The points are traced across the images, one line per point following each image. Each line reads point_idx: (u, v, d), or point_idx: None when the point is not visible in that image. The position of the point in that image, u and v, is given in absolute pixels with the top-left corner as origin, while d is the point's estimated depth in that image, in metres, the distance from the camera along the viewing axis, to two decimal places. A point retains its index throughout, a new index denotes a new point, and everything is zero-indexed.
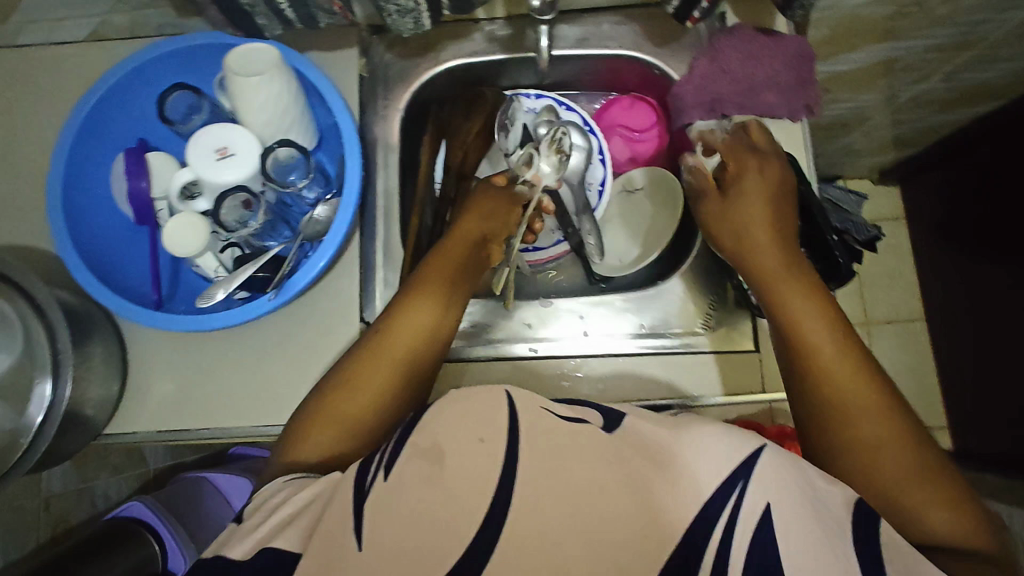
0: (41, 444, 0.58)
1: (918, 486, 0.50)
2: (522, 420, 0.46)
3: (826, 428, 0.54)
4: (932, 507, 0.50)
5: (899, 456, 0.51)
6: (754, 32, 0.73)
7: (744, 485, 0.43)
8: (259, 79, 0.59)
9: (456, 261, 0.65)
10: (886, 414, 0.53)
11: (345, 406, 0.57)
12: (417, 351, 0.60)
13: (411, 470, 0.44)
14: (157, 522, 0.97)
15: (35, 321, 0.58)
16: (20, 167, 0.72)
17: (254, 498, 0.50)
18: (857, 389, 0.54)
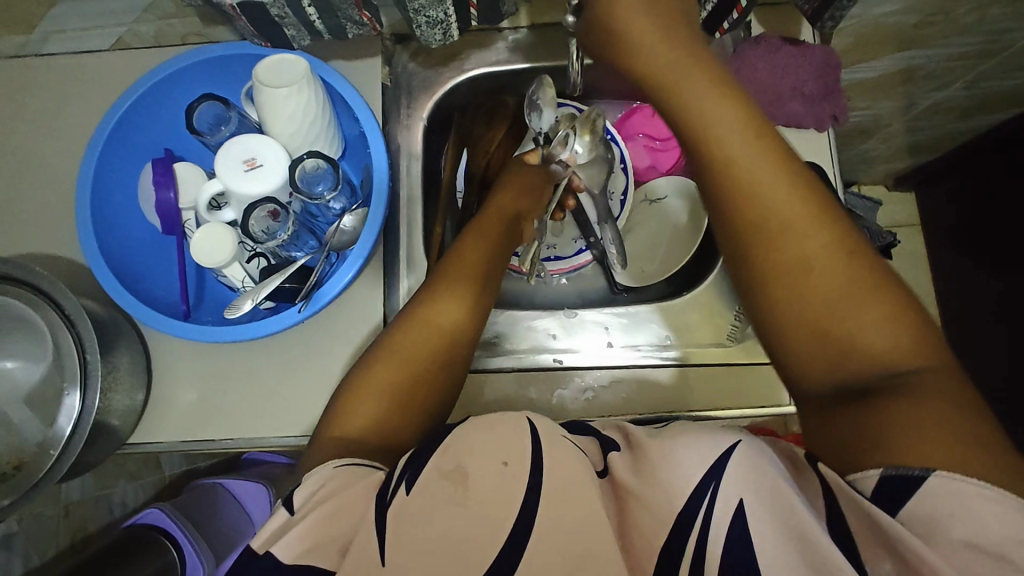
0: (69, 455, 0.57)
1: (855, 308, 0.45)
2: (546, 445, 0.45)
3: (747, 271, 0.49)
4: (866, 324, 0.45)
5: (829, 284, 0.46)
6: (780, 41, 0.72)
7: (715, 488, 0.42)
8: (289, 90, 0.59)
9: (497, 236, 0.65)
10: (812, 245, 0.46)
11: (400, 389, 0.54)
12: (462, 328, 0.58)
13: (435, 490, 0.44)
14: (175, 528, 0.97)
15: (65, 331, 0.58)
16: (48, 176, 0.73)
17: (305, 481, 0.47)
18: (781, 224, 0.47)
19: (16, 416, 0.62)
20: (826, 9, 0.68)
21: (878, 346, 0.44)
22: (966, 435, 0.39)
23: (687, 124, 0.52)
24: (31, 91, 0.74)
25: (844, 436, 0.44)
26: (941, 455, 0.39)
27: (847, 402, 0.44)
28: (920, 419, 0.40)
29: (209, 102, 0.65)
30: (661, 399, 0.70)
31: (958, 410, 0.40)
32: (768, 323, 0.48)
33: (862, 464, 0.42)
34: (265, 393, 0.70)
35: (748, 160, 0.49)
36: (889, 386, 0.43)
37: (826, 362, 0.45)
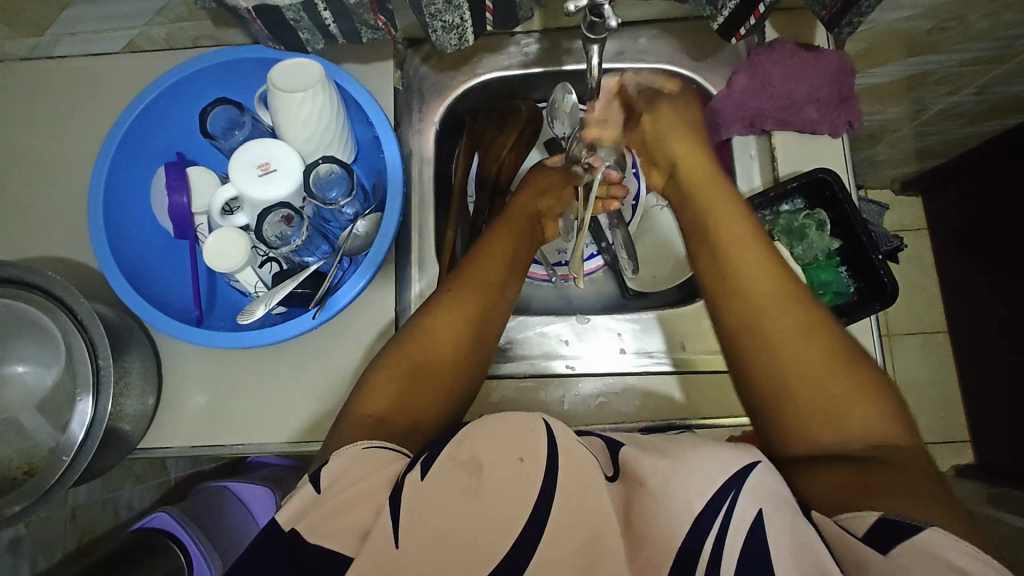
0: (82, 461, 0.57)
1: (833, 395, 0.48)
2: (561, 445, 0.45)
3: (745, 346, 0.52)
4: (846, 406, 0.48)
5: (819, 368, 0.49)
6: (794, 47, 0.72)
7: (735, 497, 0.43)
8: (304, 95, 0.59)
9: (520, 232, 0.67)
10: (806, 329, 0.51)
11: (426, 364, 0.56)
12: (489, 313, 0.60)
13: (448, 481, 0.44)
14: (182, 532, 0.96)
15: (77, 336, 0.58)
16: (59, 179, 0.73)
17: (333, 459, 0.47)
18: (779, 308, 0.52)
19: (26, 422, 0.62)
20: (845, 14, 0.64)
21: (861, 420, 0.48)
22: (939, 500, 0.43)
23: (706, 212, 0.58)
24: (43, 93, 0.74)
25: (826, 490, 0.45)
26: (920, 509, 0.42)
27: (832, 465, 0.47)
28: (900, 481, 0.44)
29: (223, 106, 0.65)
30: (670, 406, 0.69)
31: (929, 481, 0.44)
32: (760, 396, 0.51)
33: (847, 508, 0.44)
34: (275, 396, 0.69)
35: (750, 250, 0.55)
36: (870, 456, 0.46)
37: (813, 432, 0.48)
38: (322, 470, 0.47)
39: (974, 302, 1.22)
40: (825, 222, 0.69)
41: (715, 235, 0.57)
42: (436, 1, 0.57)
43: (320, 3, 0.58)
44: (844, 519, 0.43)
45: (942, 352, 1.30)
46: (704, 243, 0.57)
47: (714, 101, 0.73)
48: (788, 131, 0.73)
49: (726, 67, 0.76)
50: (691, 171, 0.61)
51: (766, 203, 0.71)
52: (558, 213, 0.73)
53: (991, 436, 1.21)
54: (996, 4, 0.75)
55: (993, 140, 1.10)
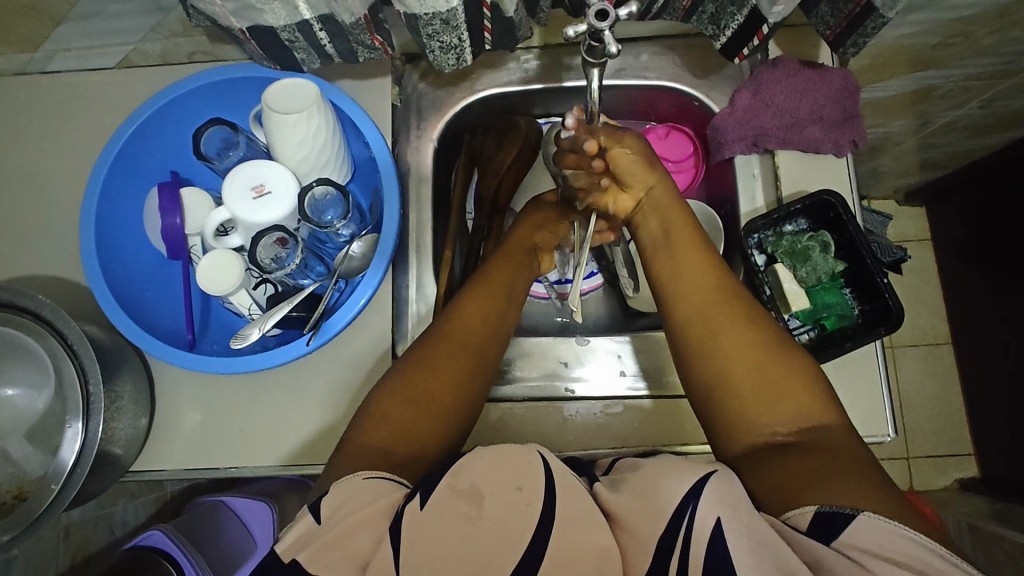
0: (70, 488, 0.56)
1: (772, 394, 0.49)
2: (558, 476, 0.45)
3: (690, 346, 0.54)
4: (784, 404, 0.49)
5: (758, 364, 0.50)
6: (798, 65, 0.70)
7: (693, 509, 0.42)
8: (299, 117, 0.58)
9: (521, 264, 0.66)
10: (744, 325, 0.53)
11: (423, 393, 0.55)
12: (483, 338, 0.59)
13: (450, 512, 0.43)
14: (180, 554, 0.93)
15: (67, 361, 0.57)
16: (52, 196, 0.72)
17: (333, 490, 0.46)
18: (720, 307, 0.54)
19: (13, 449, 0.61)
20: (850, 33, 0.63)
21: (798, 409, 0.49)
22: (870, 483, 0.43)
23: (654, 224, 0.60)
24: (36, 108, 0.73)
25: (769, 482, 0.46)
26: (854, 495, 0.42)
27: (772, 454, 0.47)
28: (834, 467, 0.45)
29: (217, 126, 0.64)
30: (671, 430, 0.67)
31: (863, 466, 0.45)
32: (705, 393, 0.52)
33: (790, 504, 0.44)
34: (269, 419, 0.68)
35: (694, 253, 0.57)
36: (802, 441, 0.47)
37: (753, 424, 0.49)
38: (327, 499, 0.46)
39: (978, 315, 1.21)
40: (829, 243, 0.68)
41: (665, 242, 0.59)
42: (432, 21, 0.56)
43: (315, 24, 0.57)
44: (789, 518, 0.43)
45: (945, 365, 1.29)
46: (659, 252, 0.59)
47: (716, 120, 0.73)
48: (792, 151, 0.71)
49: (727, 86, 0.75)
50: (661, 198, 0.61)
51: (769, 224, 0.70)
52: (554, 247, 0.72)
53: (994, 450, 1.19)
54: (1004, 21, 0.74)
55: (995, 152, 1.09)
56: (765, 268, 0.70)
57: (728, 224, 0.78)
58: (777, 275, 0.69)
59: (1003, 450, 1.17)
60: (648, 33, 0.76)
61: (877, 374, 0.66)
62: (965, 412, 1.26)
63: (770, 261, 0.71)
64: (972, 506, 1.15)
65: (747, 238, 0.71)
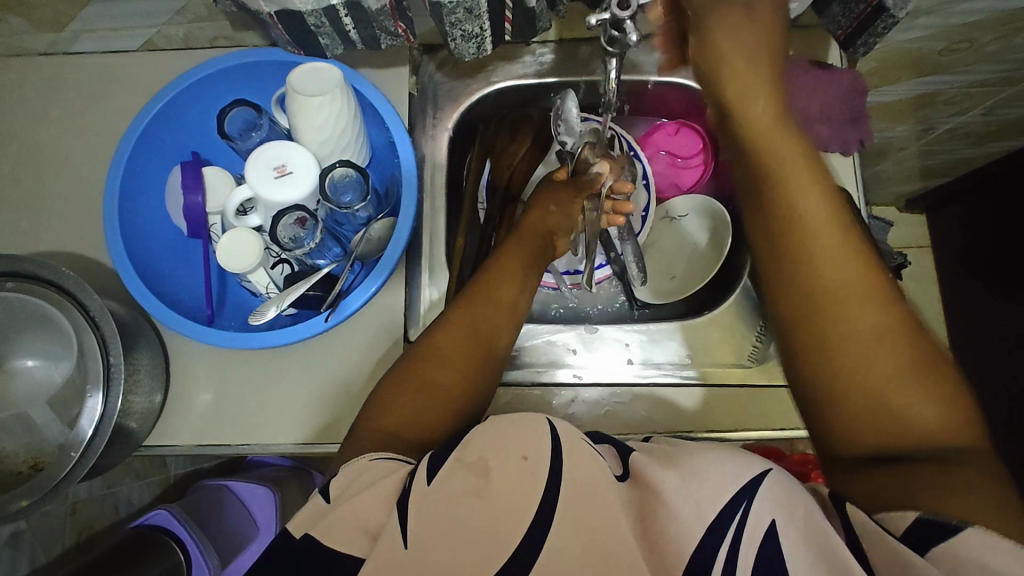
0: (89, 457, 0.56)
1: (901, 388, 0.44)
2: (566, 444, 0.44)
3: (802, 344, 0.46)
4: (918, 400, 0.43)
5: (885, 349, 0.44)
6: (808, 64, 0.72)
7: (747, 502, 0.41)
8: (323, 99, 0.60)
9: (531, 250, 0.67)
10: (872, 324, 0.45)
11: (429, 384, 0.55)
12: (489, 326, 0.60)
13: (455, 482, 0.43)
14: (183, 530, 0.94)
15: (89, 332, 0.58)
16: (75, 174, 0.73)
17: (341, 472, 0.47)
18: (847, 301, 0.45)
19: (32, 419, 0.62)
20: (861, 33, 0.64)
21: (922, 421, 0.43)
22: (998, 506, 0.39)
23: (766, 194, 0.48)
24: (59, 88, 0.75)
25: (866, 489, 0.43)
26: (989, 522, 0.38)
27: (886, 468, 0.43)
28: (963, 488, 0.40)
29: (242, 107, 0.65)
30: (677, 416, 0.69)
31: (994, 487, 0.40)
32: (818, 374, 0.46)
33: (891, 507, 0.41)
34: (284, 397, 0.69)
35: (825, 235, 0.46)
36: (929, 450, 0.42)
37: (865, 431, 0.44)
38: (332, 480, 0.47)
39: (977, 322, 1.23)
40: None
41: (785, 222, 0.47)
42: (456, 10, 0.58)
43: (340, 9, 0.58)
44: (883, 520, 0.40)
45: None
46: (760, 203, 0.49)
47: None
48: None
49: None
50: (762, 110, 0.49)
51: None
52: (568, 230, 0.71)
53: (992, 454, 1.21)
54: (1008, 28, 0.76)
55: (997, 159, 1.11)
56: None
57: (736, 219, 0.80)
58: None
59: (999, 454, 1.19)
60: None
61: None
62: None
63: None
64: None
65: None
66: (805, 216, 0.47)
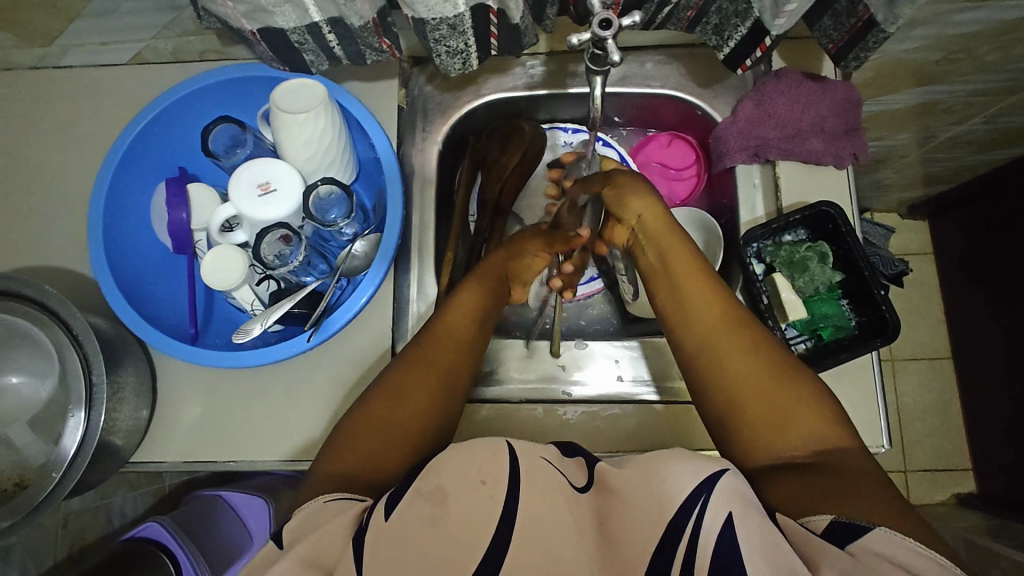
0: (71, 477, 0.56)
1: (788, 420, 0.50)
2: (523, 466, 0.44)
3: (700, 372, 0.55)
4: (805, 420, 0.50)
5: (765, 387, 0.52)
6: (801, 76, 0.71)
7: (706, 500, 0.42)
8: (307, 116, 0.59)
9: (493, 287, 0.66)
10: (750, 347, 0.54)
11: (390, 419, 0.55)
12: (455, 361, 0.60)
13: (412, 514, 0.42)
14: (174, 544, 0.94)
15: (71, 351, 0.57)
16: (64, 189, 0.73)
17: (293, 518, 0.46)
18: (727, 330, 0.56)
19: (17, 436, 0.61)
20: (852, 47, 0.63)
21: (812, 428, 0.50)
22: (887, 503, 0.44)
23: (657, 252, 0.63)
24: (49, 102, 0.75)
25: (788, 497, 0.46)
26: (881, 514, 0.43)
27: (795, 476, 0.48)
28: (853, 487, 0.45)
29: (225, 124, 0.65)
30: (665, 434, 0.68)
31: (881, 486, 0.46)
32: (720, 406, 0.53)
33: (809, 511, 0.45)
34: (271, 413, 0.69)
35: (698, 281, 0.59)
36: (819, 462, 0.48)
37: (768, 442, 0.50)
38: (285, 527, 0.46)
39: (978, 331, 1.21)
40: (826, 253, 0.69)
41: (670, 272, 0.61)
42: (439, 27, 0.57)
43: (324, 26, 0.58)
44: (806, 522, 0.44)
45: (945, 379, 1.28)
46: (661, 284, 0.61)
47: (718, 130, 0.74)
48: (793, 162, 0.72)
49: (730, 96, 0.76)
50: (652, 226, 0.64)
51: (768, 233, 0.71)
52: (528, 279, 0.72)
53: (993, 465, 1.19)
54: (1006, 38, 0.74)
55: (998, 168, 1.09)
56: (764, 277, 0.71)
57: (728, 232, 0.79)
58: (775, 285, 0.69)
59: (1001, 464, 1.17)
60: (655, 42, 0.77)
61: (873, 384, 0.66)
62: (963, 425, 1.26)
63: (768, 271, 0.71)
64: (971, 520, 1.15)
65: (746, 248, 0.71)
66: (685, 273, 0.60)
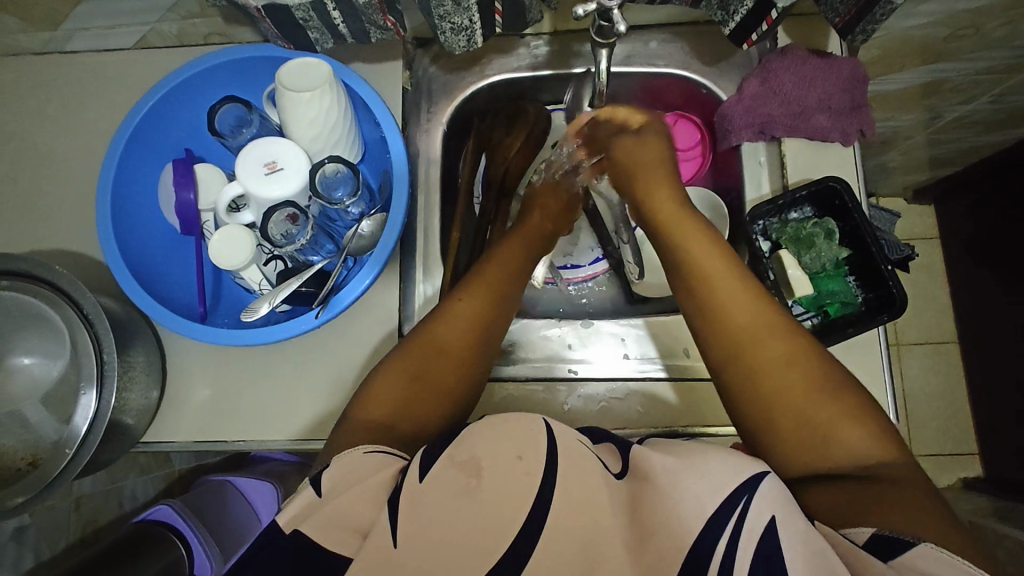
0: (85, 454, 0.57)
1: (830, 428, 0.49)
2: (561, 446, 0.45)
3: (727, 372, 0.54)
4: (845, 424, 0.49)
5: (805, 390, 0.51)
6: (807, 53, 0.70)
7: (748, 501, 0.41)
8: (313, 94, 0.59)
9: (529, 246, 0.68)
10: (780, 356, 0.52)
11: (419, 413, 0.55)
12: (470, 341, 0.58)
13: (446, 480, 0.43)
14: (185, 526, 0.96)
15: (83, 331, 0.58)
16: (72, 172, 0.73)
17: (334, 465, 0.46)
18: (762, 341, 0.53)
19: (30, 414, 0.62)
20: (860, 20, 0.63)
21: (851, 438, 0.49)
22: (928, 512, 0.44)
23: (680, 249, 0.59)
24: (55, 86, 0.75)
25: (827, 505, 0.47)
26: (925, 529, 0.43)
27: (832, 483, 0.48)
28: (896, 498, 0.45)
29: (231, 104, 0.66)
30: (669, 413, 0.68)
31: (921, 492, 0.46)
32: (752, 412, 0.52)
33: (851, 522, 0.45)
34: (279, 394, 0.69)
35: (727, 277, 0.56)
36: (864, 473, 0.48)
37: (807, 450, 0.49)
38: (324, 472, 0.46)
39: (985, 313, 1.21)
40: (833, 231, 0.69)
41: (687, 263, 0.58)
42: (444, 3, 0.57)
43: (329, 3, 0.58)
44: (847, 533, 0.44)
45: (952, 362, 1.28)
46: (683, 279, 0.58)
47: (723, 108, 0.73)
48: (799, 139, 0.72)
49: (735, 73, 0.76)
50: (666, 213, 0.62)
51: (774, 210, 0.70)
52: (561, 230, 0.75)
53: (1000, 448, 1.19)
54: (1013, 14, 0.74)
55: (1004, 149, 1.08)
56: (770, 254, 0.71)
57: (733, 212, 0.78)
58: (781, 262, 0.69)
59: (1010, 449, 1.17)
60: (659, 21, 0.77)
61: (879, 364, 0.66)
62: (971, 409, 1.26)
63: (775, 248, 0.72)
64: (977, 503, 1.15)
65: (752, 225, 0.71)
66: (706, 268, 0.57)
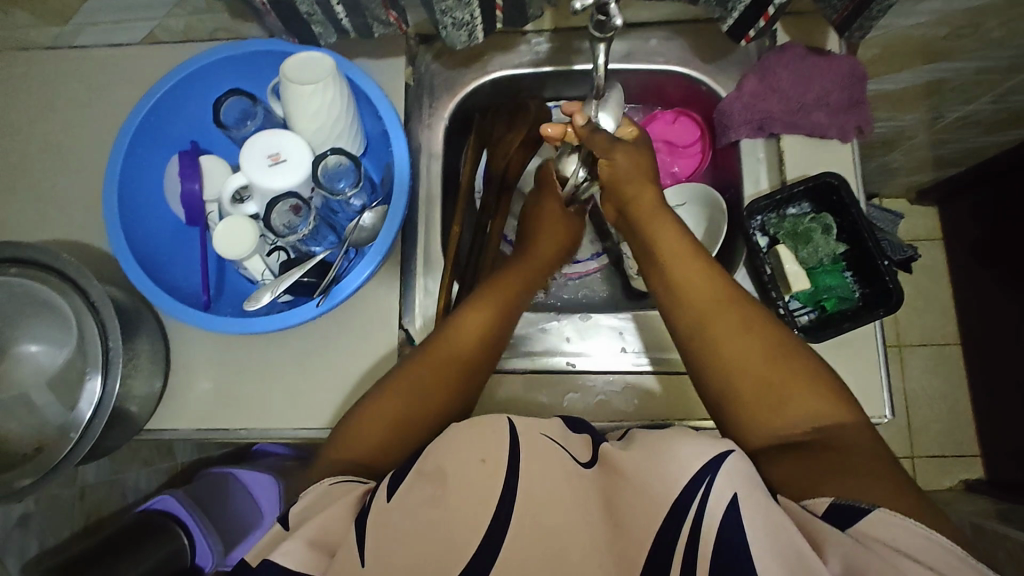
0: (89, 439, 0.57)
1: (789, 401, 0.51)
2: (524, 437, 0.46)
3: (695, 354, 0.56)
4: (804, 397, 0.51)
5: (764, 365, 0.52)
6: (806, 50, 0.72)
7: (711, 481, 0.42)
8: (315, 87, 0.60)
9: (534, 271, 0.71)
10: (740, 329, 0.54)
11: (402, 418, 0.58)
12: (464, 359, 0.62)
13: (415, 494, 0.45)
14: (185, 514, 0.97)
15: (89, 318, 0.59)
16: (79, 164, 0.75)
17: (301, 499, 0.48)
18: (716, 314, 0.56)
19: (37, 399, 0.63)
20: (857, 17, 0.64)
21: (807, 406, 0.51)
22: (885, 481, 0.46)
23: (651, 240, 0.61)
24: (63, 80, 0.76)
25: (787, 475, 0.49)
26: (880, 496, 0.45)
27: (794, 453, 0.50)
28: (851, 466, 0.47)
29: (236, 97, 0.67)
30: (665, 405, 0.69)
31: (880, 462, 0.48)
32: (717, 390, 0.54)
33: (811, 492, 0.47)
34: (280, 384, 0.70)
35: (692, 263, 0.59)
36: (819, 439, 0.50)
37: (769, 422, 0.51)
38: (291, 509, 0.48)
39: (987, 314, 1.21)
40: (830, 225, 0.69)
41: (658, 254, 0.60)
42: None
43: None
44: (807, 504, 0.46)
45: (953, 364, 1.28)
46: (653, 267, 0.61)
47: (722, 104, 0.74)
48: (798, 135, 0.72)
49: (735, 70, 0.76)
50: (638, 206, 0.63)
51: (771, 206, 0.71)
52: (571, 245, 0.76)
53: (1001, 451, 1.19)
54: (1013, 12, 0.74)
55: (1006, 150, 1.08)
56: (768, 249, 0.71)
57: (733, 207, 0.79)
58: (779, 257, 0.69)
59: (1010, 450, 1.17)
60: (660, 19, 0.77)
61: (877, 359, 0.66)
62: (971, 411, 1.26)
63: (773, 243, 0.72)
64: (977, 506, 1.15)
65: (751, 220, 0.71)
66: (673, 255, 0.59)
